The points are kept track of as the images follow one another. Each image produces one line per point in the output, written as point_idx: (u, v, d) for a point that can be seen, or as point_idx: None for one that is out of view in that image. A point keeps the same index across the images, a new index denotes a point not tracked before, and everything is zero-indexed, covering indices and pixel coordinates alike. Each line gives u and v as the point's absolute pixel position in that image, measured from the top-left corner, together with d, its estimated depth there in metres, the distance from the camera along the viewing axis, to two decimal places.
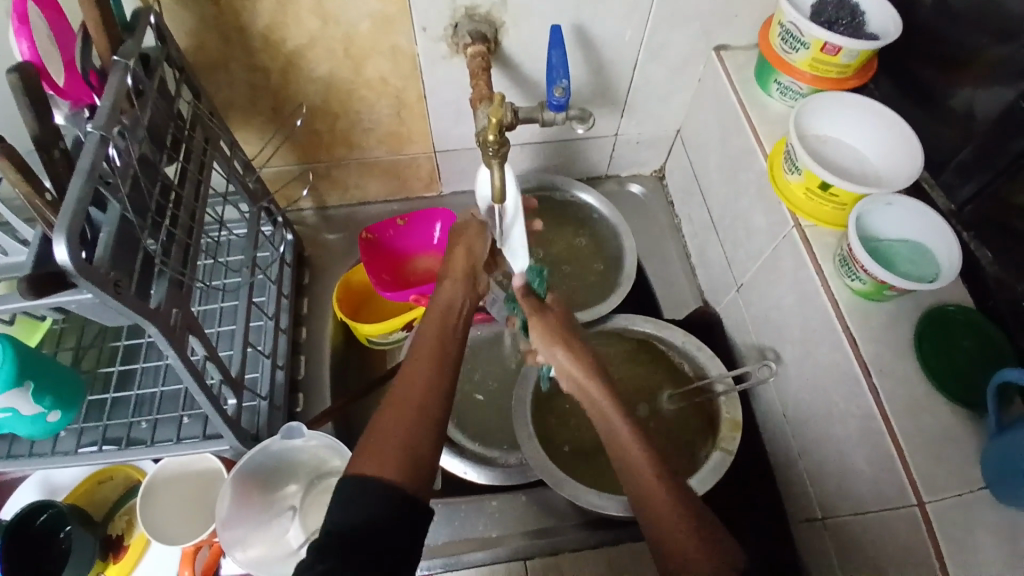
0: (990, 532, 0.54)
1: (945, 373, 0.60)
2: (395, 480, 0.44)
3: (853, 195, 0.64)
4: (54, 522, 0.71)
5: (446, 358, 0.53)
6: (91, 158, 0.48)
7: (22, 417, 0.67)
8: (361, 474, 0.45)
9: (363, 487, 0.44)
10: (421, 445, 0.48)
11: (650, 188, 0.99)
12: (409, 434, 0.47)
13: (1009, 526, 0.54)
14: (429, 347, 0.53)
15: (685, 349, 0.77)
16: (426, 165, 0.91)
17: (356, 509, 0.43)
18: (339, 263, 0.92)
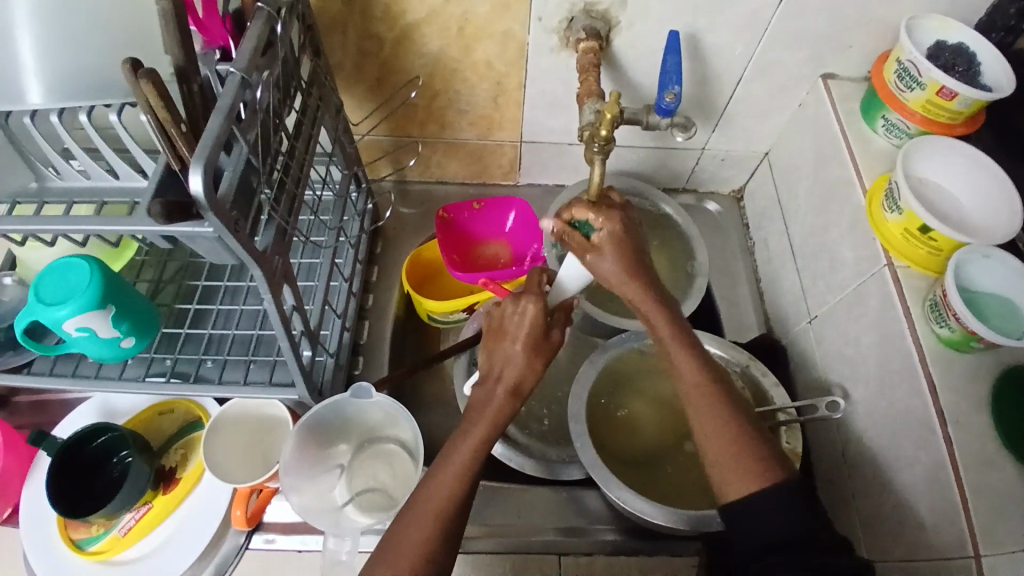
0: None
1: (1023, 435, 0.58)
2: None
3: (952, 241, 0.63)
4: (109, 447, 0.71)
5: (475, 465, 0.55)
6: (231, 98, 0.50)
7: (98, 338, 0.70)
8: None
9: None
10: (443, 550, 0.52)
11: (726, 207, 0.98)
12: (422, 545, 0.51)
13: None
14: (454, 468, 0.54)
15: (748, 373, 0.76)
16: (509, 154, 0.92)
17: None
18: (411, 237, 0.94)
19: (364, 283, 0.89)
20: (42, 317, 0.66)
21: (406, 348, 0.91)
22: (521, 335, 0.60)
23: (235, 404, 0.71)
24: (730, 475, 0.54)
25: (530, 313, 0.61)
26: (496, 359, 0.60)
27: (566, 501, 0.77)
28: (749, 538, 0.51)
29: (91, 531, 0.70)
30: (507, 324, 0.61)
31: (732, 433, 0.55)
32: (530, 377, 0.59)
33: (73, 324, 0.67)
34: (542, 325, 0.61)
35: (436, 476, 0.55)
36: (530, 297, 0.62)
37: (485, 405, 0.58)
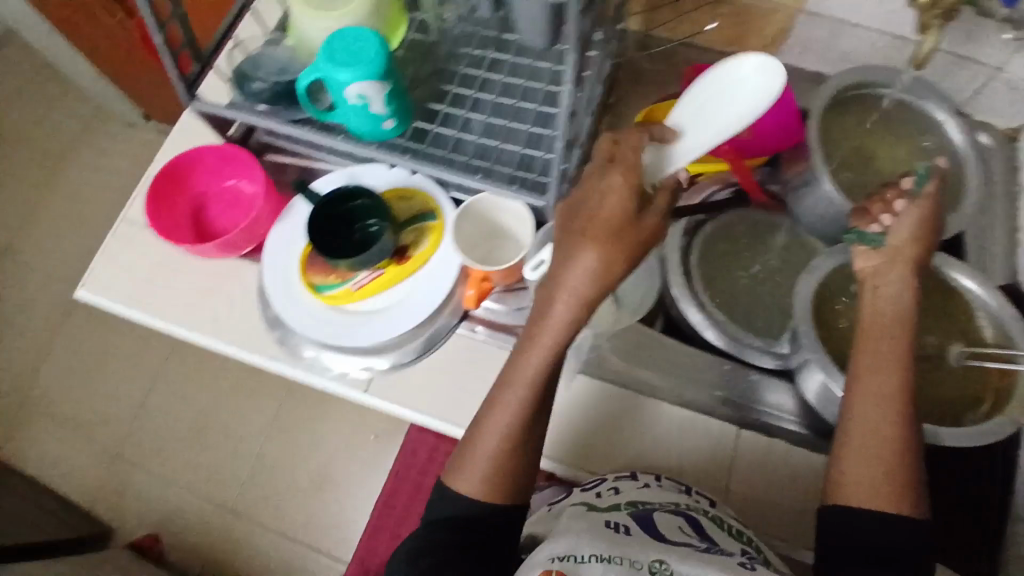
0: None
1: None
2: (478, 495, 0.64)
3: None
4: (361, 212, 0.76)
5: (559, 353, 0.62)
6: None
7: (368, 112, 0.73)
8: (455, 485, 0.65)
9: (460, 495, 0.65)
10: (527, 441, 0.65)
11: (998, 141, 0.86)
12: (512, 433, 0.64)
13: None
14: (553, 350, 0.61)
15: (999, 314, 0.70)
16: (777, 25, 0.85)
17: (453, 504, 0.65)
18: (646, 95, 0.91)
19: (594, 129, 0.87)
20: (333, 78, 0.70)
21: None
22: (595, 234, 0.57)
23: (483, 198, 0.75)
24: (874, 490, 0.61)
25: (603, 199, 0.58)
26: (568, 254, 0.58)
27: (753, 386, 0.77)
28: (850, 541, 0.61)
29: (328, 279, 0.76)
30: (584, 197, 0.60)
31: (897, 465, 0.61)
32: (610, 267, 0.57)
33: (355, 91, 0.71)
34: (629, 208, 0.58)
35: (523, 359, 0.63)
36: (614, 185, 0.58)
37: (573, 293, 0.58)
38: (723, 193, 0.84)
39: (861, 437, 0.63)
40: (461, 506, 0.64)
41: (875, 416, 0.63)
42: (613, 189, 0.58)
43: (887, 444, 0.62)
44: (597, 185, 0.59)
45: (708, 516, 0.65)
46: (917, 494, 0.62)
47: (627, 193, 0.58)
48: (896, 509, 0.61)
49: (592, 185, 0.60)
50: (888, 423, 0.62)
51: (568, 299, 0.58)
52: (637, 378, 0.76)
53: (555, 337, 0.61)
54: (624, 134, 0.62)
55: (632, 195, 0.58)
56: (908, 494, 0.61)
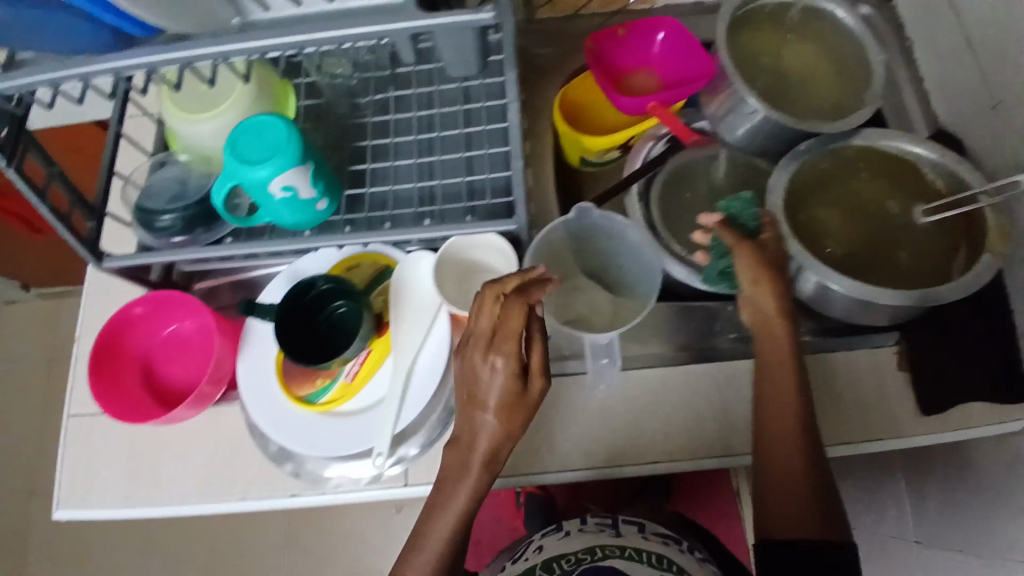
0: None
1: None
2: None
3: None
4: (325, 297, 0.70)
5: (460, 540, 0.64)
6: None
7: (298, 199, 0.68)
8: None
9: None
10: None
11: (876, 9, 0.91)
12: None
13: None
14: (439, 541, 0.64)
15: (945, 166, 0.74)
16: None
17: None
18: (551, 79, 0.88)
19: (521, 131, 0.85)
20: (251, 178, 0.64)
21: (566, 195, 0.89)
22: (498, 355, 0.59)
23: (450, 245, 0.71)
24: (800, 522, 0.61)
25: (486, 375, 0.60)
26: (471, 356, 0.60)
27: None
28: None
29: (318, 385, 0.70)
30: (470, 380, 0.60)
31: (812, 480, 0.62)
32: (504, 376, 0.59)
33: (279, 182, 0.65)
34: (515, 388, 0.59)
35: (430, 538, 0.64)
36: (468, 380, 0.61)
37: (476, 428, 0.61)
38: (658, 149, 0.85)
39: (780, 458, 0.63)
40: None
41: (784, 458, 0.63)
42: (489, 363, 0.59)
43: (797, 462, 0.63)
44: (475, 375, 0.60)
45: (624, 555, 0.78)
46: (836, 518, 0.61)
47: (510, 376, 0.59)
48: (819, 534, 0.60)
49: (466, 366, 0.61)
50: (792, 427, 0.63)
51: (487, 464, 0.61)
52: (657, 353, 0.76)
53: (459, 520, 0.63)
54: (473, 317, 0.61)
55: (510, 374, 0.59)
56: (823, 509, 0.61)
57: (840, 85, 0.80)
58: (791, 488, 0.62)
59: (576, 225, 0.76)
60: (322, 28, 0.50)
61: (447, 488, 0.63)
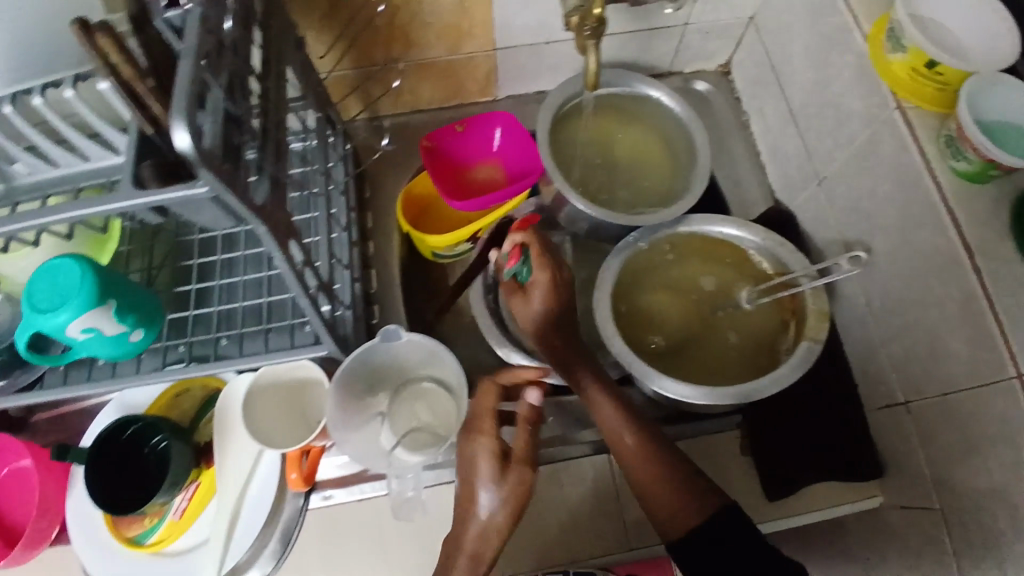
0: None
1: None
2: None
3: (960, 72, 0.61)
4: (142, 435, 0.69)
5: None
6: (196, 41, 0.44)
7: (107, 336, 0.67)
8: None
9: None
10: None
11: (714, 84, 0.94)
12: None
13: None
14: None
15: (767, 247, 0.76)
16: (483, 65, 0.86)
17: None
18: (398, 175, 0.89)
19: (362, 231, 0.85)
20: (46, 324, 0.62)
21: (418, 289, 0.89)
22: (484, 435, 0.60)
23: (263, 372, 0.70)
24: None
25: (489, 445, 0.59)
26: (464, 445, 0.61)
27: None
28: None
29: (143, 526, 0.68)
30: (468, 447, 0.61)
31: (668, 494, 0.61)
32: (490, 450, 0.59)
33: (79, 325, 0.64)
34: (501, 464, 0.59)
35: None
36: (472, 451, 0.60)
37: (471, 526, 0.59)
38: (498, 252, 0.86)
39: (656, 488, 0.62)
40: None
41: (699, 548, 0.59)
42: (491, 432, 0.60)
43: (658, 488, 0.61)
44: (472, 443, 0.60)
45: None
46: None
47: (493, 459, 0.59)
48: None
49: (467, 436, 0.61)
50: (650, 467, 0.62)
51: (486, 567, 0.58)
52: None
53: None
54: (476, 403, 0.64)
55: (496, 454, 0.59)
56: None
57: (664, 164, 0.85)
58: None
59: (390, 346, 0.71)
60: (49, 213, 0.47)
61: None
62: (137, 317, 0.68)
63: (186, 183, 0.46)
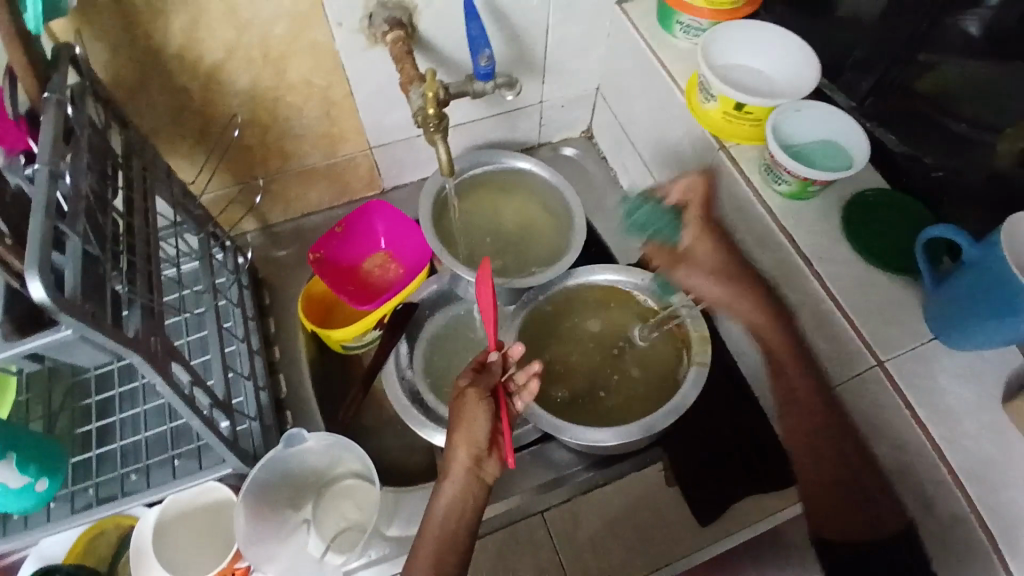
0: (954, 377, 0.59)
1: (886, 249, 0.65)
2: None
3: (765, 108, 0.70)
4: None
5: (452, 553, 0.57)
6: (45, 195, 0.46)
7: (9, 491, 0.61)
8: None
9: None
10: None
11: (582, 148, 1.04)
12: None
13: (965, 368, 0.59)
14: None
15: (647, 285, 0.83)
16: (364, 164, 0.91)
17: None
18: (297, 278, 0.92)
19: (265, 338, 0.86)
20: None
21: (333, 385, 0.89)
22: (471, 396, 0.58)
23: (171, 502, 0.69)
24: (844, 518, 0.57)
25: (489, 424, 0.58)
26: (451, 411, 0.59)
27: (533, 460, 0.82)
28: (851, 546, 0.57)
29: None
30: (463, 424, 0.58)
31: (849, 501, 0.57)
32: (480, 416, 0.58)
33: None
34: (489, 422, 0.58)
35: (415, 565, 0.56)
36: (466, 432, 0.58)
37: (461, 420, 0.58)
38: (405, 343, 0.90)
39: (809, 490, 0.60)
40: None
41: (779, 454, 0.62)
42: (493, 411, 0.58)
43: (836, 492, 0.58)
44: (469, 420, 0.58)
45: None
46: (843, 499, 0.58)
47: (483, 402, 0.58)
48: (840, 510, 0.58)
49: (463, 415, 0.58)
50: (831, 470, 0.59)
51: (481, 459, 0.58)
52: None
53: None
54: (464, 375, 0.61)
55: (487, 415, 0.58)
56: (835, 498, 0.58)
57: (551, 226, 0.93)
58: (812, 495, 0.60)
59: (296, 451, 0.71)
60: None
61: (438, 493, 0.58)
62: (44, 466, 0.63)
63: (49, 328, 0.47)
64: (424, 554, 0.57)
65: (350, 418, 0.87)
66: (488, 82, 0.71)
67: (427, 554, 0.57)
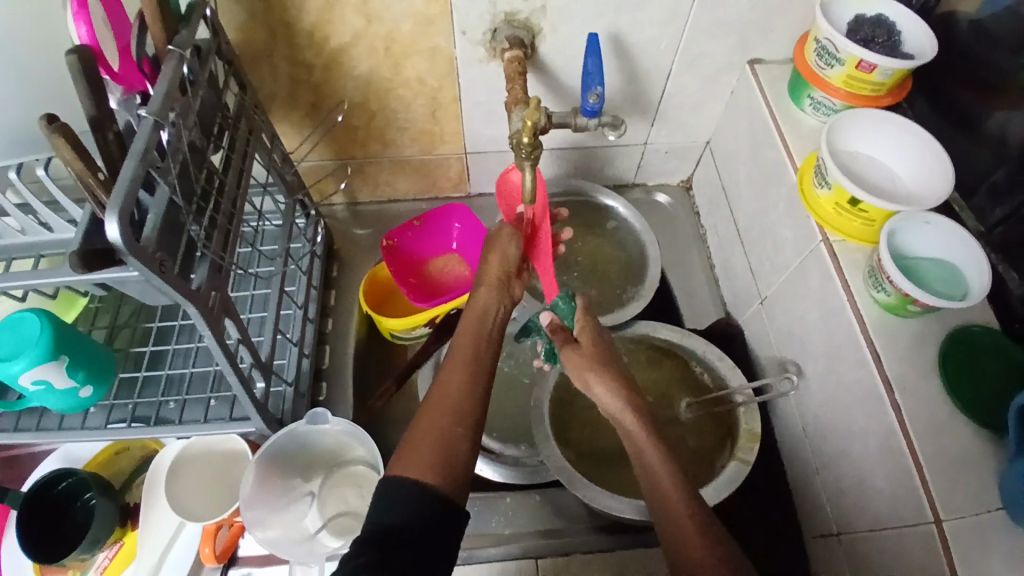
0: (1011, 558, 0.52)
1: (978, 399, 0.58)
2: (430, 481, 0.47)
3: (884, 212, 0.63)
4: (73, 491, 0.70)
5: (490, 339, 0.58)
6: (145, 142, 0.49)
7: (55, 390, 0.66)
8: (400, 476, 0.47)
9: (404, 482, 0.46)
10: (445, 467, 0.48)
11: (675, 198, 1.00)
12: (443, 434, 0.50)
13: None
14: (464, 353, 0.56)
15: (706, 357, 0.79)
16: (456, 166, 0.92)
17: (400, 510, 0.45)
18: (367, 259, 0.94)
19: (322, 308, 0.89)
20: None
21: (372, 370, 0.90)
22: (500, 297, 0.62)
23: (192, 445, 0.73)
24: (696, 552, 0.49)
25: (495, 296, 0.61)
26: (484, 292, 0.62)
27: (540, 504, 0.78)
28: None
29: None
30: (474, 301, 0.61)
31: (703, 525, 0.51)
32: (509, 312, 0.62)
33: (28, 378, 0.64)
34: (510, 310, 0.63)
35: (463, 329, 0.59)
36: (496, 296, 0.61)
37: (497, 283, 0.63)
38: (448, 351, 0.89)
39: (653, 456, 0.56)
40: (412, 486, 0.46)
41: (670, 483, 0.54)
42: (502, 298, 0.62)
43: (684, 519, 0.51)
44: (479, 299, 0.61)
45: None
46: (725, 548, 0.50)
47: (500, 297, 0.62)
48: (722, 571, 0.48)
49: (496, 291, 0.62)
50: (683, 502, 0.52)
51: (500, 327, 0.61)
52: None
53: (443, 409, 0.52)
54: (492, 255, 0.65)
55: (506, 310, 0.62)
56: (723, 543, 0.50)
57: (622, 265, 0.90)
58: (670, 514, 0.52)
59: (317, 429, 0.73)
60: None
61: (485, 279, 0.63)
62: (96, 375, 0.68)
63: (109, 264, 0.49)
64: (459, 366, 0.55)
65: (382, 410, 0.87)
66: (592, 119, 0.69)
67: (461, 364, 0.55)
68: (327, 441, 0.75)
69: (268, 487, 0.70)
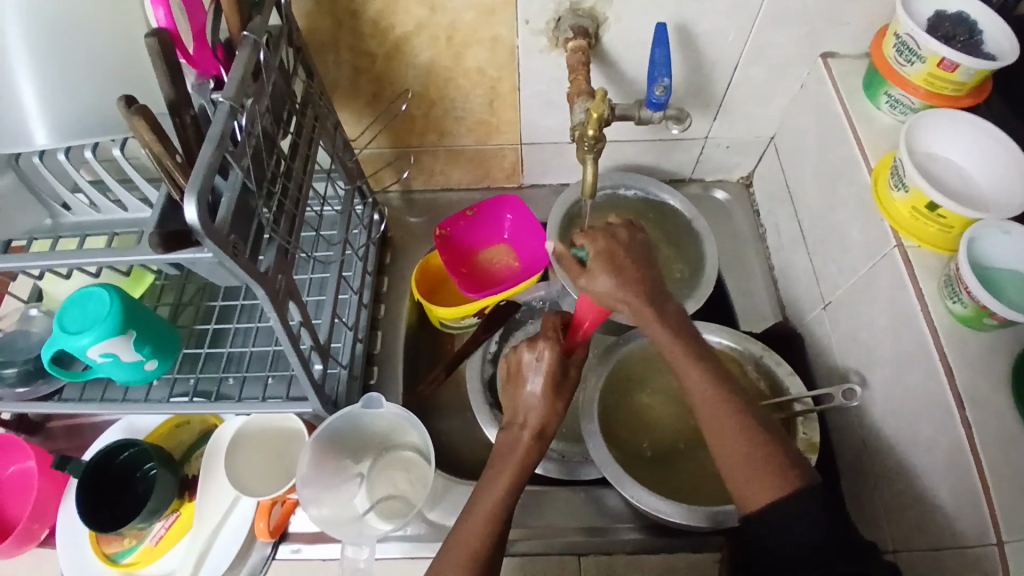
0: None
1: None
2: None
3: (963, 218, 0.60)
4: (133, 461, 0.73)
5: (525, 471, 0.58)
6: (220, 128, 0.50)
7: (123, 362, 0.69)
8: None
9: None
10: None
11: (734, 194, 0.97)
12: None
13: None
14: (503, 479, 0.57)
15: (764, 363, 0.77)
16: (511, 157, 0.91)
17: None
18: (419, 247, 0.95)
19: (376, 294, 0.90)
20: (66, 345, 0.65)
21: (421, 357, 0.91)
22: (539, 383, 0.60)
23: (251, 422, 0.75)
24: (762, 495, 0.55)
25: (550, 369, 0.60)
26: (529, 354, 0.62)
27: (584, 500, 0.78)
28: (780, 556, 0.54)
29: (124, 544, 0.72)
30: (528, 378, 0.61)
31: (776, 475, 0.56)
32: (553, 419, 0.60)
33: (97, 350, 0.66)
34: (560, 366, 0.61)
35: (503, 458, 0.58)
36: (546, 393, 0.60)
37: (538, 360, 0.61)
38: (495, 345, 0.89)
39: (725, 468, 0.58)
40: None
41: (741, 448, 0.57)
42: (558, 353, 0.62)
43: (748, 474, 0.56)
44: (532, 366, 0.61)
45: None
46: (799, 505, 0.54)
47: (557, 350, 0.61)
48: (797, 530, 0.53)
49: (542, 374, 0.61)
50: (751, 453, 0.57)
51: (540, 439, 0.59)
52: None
53: (467, 551, 0.54)
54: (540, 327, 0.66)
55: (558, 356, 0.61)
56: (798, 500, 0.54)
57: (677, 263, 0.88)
58: (737, 470, 0.57)
59: (370, 414, 0.74)
60: (57, 256, 0.54)
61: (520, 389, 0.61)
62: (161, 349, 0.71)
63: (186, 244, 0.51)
64: (487, 497, 0.57)
65: (429, 397, 0.88)
66: (656, 112, 0.68)
67: (498, 490, 0.57)
68: (383, 420, 0.76)
69: (326, 449, 0.72)
